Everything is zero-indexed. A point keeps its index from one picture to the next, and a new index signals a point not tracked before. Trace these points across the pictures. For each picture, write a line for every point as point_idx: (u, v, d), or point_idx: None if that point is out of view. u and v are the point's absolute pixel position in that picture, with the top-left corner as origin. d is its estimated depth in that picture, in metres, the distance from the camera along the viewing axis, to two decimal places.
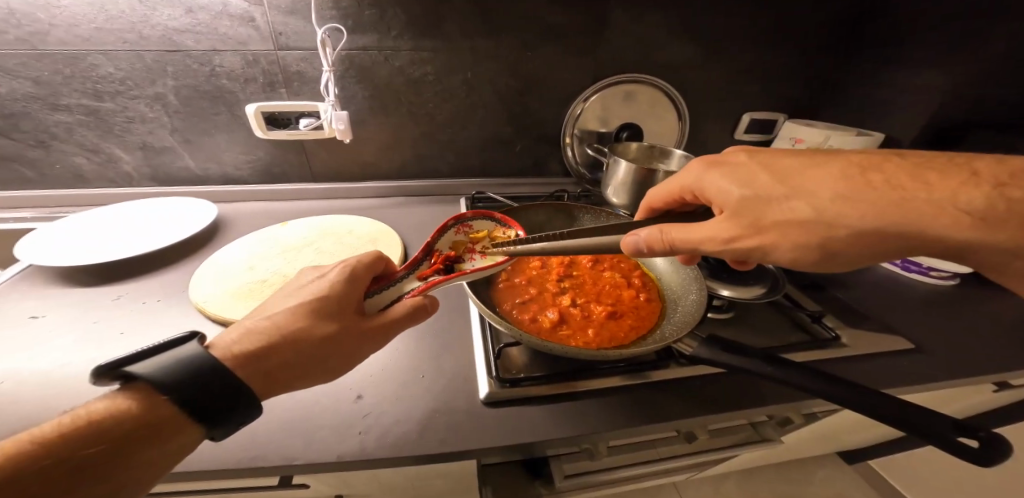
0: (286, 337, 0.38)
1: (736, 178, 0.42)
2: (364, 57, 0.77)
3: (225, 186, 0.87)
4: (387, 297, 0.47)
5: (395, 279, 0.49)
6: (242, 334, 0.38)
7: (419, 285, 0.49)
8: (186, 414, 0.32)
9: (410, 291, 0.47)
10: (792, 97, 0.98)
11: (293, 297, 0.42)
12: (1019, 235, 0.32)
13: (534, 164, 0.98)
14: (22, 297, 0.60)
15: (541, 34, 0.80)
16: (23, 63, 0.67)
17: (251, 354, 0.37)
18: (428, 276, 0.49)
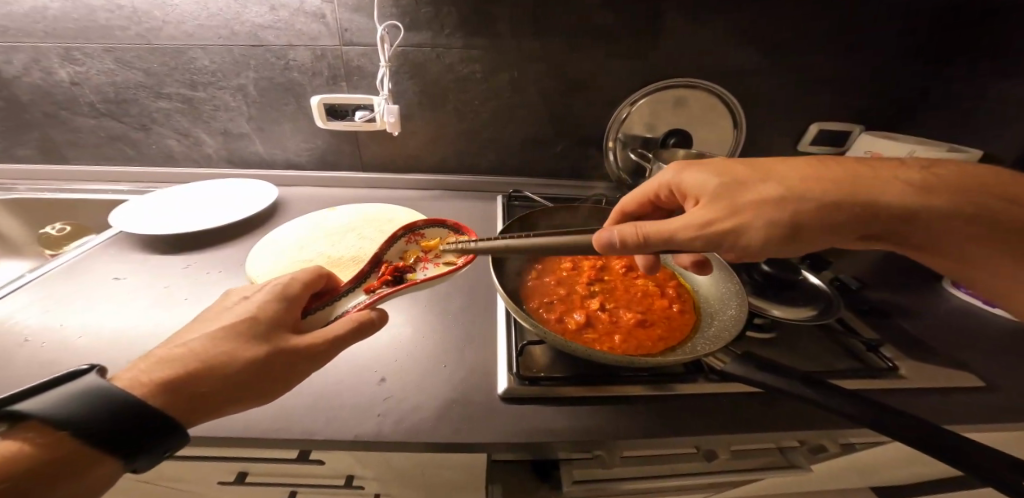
0: (209, 362, 0.36)
1: (713, 171, 0.45)
2: (418, 54, 0.81)
3: (287, 171, 0.95)
4: (328, 313, 0.47)
5: (336, 295, 0.50)
6: (154, 363, 0.36)
7: (364, 298, 0.50)
8: (98, 447, 0.29)
9: (353, 306, 0.48)
10: (864, 106, 0.90)
11: (214, 323, 0.41)
12: (944, 202, 0.39)
13: (574, 166, 0.98)
14: (115, 259, 0.69)
15: (593, 36, 0.80)
16: (139, 56, 0.77)
17: (169, 383, 0.35)
18: (376, 288, 0.51)
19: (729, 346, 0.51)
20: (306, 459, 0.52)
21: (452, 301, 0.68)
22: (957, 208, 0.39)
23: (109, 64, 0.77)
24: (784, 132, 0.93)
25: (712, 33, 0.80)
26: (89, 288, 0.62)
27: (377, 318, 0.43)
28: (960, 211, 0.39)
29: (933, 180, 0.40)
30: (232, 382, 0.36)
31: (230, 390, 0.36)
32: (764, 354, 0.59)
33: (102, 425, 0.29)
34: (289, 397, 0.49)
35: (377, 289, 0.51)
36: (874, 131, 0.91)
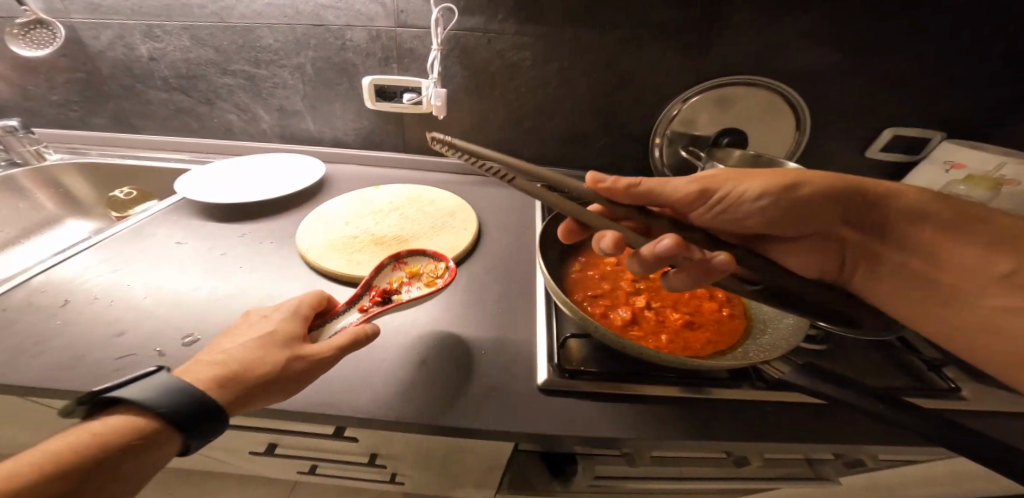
0: (243, 364, 0.38)
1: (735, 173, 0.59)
2: (470, 39, 0.81)
3: (334, 148, 0.98)
4: (326, 333, 0.49)
5: (333, 315, 0.51)
6: (197, 367, 0.38)
7: (357, 317, 0.52)
8: (172, 428, 0.33)
9: (350, 323, 0.51)
10: (954, 112, 0.80)
11: (235, 338, 0.43)
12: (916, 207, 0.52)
13: (615, 160, 0.96)
14: (177, 224, 0.72)
15: (651, 27, 0.77)
16: (212, 34, 0.81)
17: (214, 381, 0.37)
18: (367, 308, 0.53)
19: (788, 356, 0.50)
20: (339, 436, 0.54)
21: (488, 288, 0.68)
22: (919, 252, 0.52)
23: (184, 41, 0.81)
24: (848, 137, 0.87)
25: (783, 24, 0.74)
26: (154, 252, 0.65)
27: (369, 332, 0.44)
28: (919, 252, 0.52)
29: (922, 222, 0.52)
30: (273, 382, 0.39)
31: (271, 389, 0.38)
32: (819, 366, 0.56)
33: (174, 411, 0.33)
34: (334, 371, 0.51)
35: (370, 309, 0.53)
36: (958, 139, 0.81)
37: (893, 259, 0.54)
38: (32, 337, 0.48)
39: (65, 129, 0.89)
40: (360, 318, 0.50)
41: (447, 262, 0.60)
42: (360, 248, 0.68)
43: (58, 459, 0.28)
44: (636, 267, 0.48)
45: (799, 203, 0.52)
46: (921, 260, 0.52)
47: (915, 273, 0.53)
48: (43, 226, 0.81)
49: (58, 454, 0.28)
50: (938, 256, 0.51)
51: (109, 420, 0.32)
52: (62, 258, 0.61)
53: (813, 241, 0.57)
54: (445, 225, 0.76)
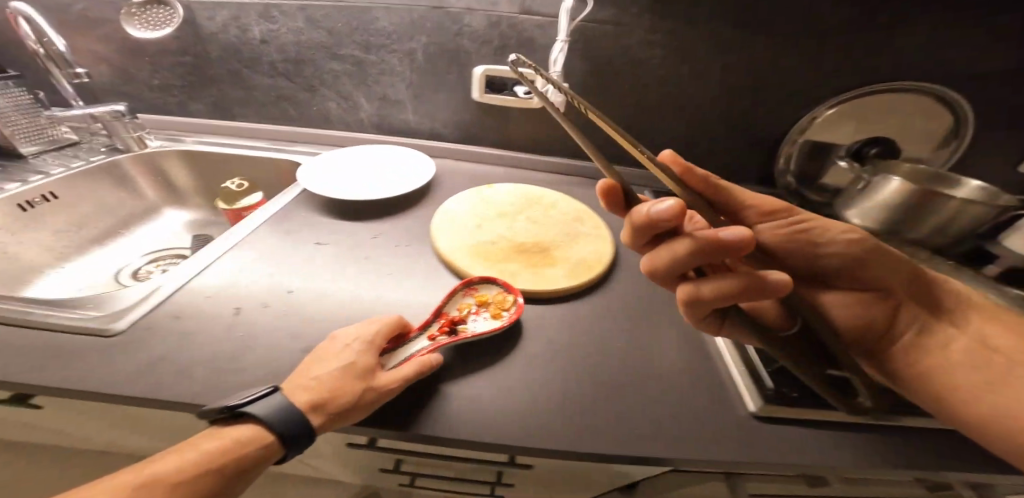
0: (330, 393, 0.38)
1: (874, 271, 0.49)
2: (598, 31, 0.74)
3: (430, 141, 0.93)
4: (395, 359, 0.46)
5: (406, 340, 0.49)
6: (296, 382, 0.40)
7: (426, 345, 0.48)
8: (274, 441, 0.37)
9: (417, 352, 0.47)
10: None
11: (321, 360, 0.42)
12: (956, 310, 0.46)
13: (732, 166, 0.88)
14: (307, 219, 0.66)
15: (809, 23, 0.69)
16: (327, 15, 0.76)
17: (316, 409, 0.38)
18: (437, 338, 0.49)
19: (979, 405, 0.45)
20: (511, 464, 0.48)
21: (639, 296, 0.62)
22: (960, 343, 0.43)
23: (299, 22, 0.77)
24: (998, 151, 0.80)
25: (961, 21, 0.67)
26: (297, 252, 0.58)
27: (433, 361, 0.43)
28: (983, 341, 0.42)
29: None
30: (351, 410, 0.38)
31: (339, 414, 0.38)
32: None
33: (280, 427, 0.36)
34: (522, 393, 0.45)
35: (438, 338, 0.49)
36: None
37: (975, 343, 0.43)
38: (200, 354, 0.42)
39: (160, 113, 0.84)
40: (429, 349, 0.47)
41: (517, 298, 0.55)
42: (505, 255, 0.64)
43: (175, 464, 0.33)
44: (680, 246, 0.33)
45: (874, 255, 0.45)
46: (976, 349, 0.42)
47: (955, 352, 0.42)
48: (142, 216, 0.76)
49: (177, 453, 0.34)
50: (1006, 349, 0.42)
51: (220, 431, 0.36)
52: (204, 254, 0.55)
53: (849, 293, 0.48)
54: (580, 234, 0.71)
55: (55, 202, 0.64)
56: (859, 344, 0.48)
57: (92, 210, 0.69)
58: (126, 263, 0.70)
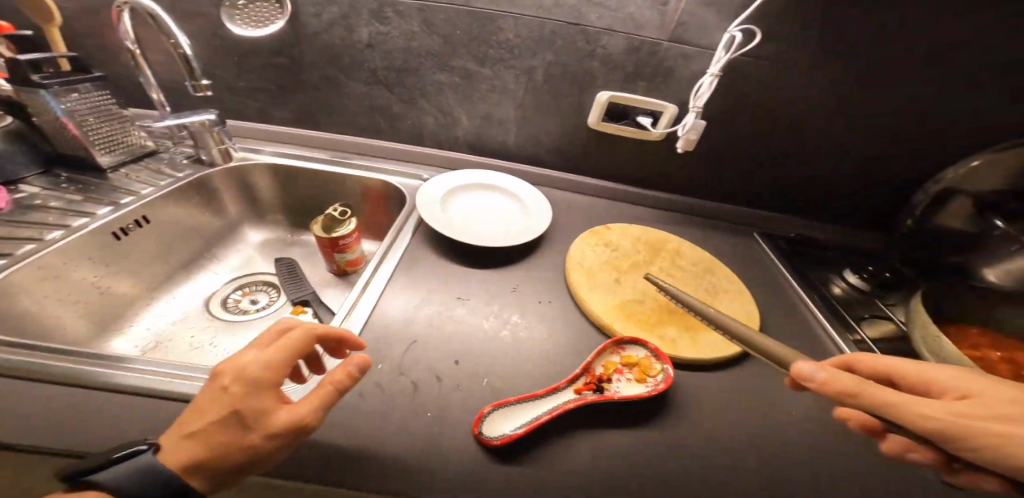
0: (228, 449, 0.30)
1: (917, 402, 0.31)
2: (753, 66, 0.67)
3: (529, 165, 0.85)
4: (537, 407, 0.43)
5: (552, 389, 0.45)
6: (217, 430, 0.30)
7: (572, 398, 0.45)
8: None
9: (563, 403, 0.44)
10: None
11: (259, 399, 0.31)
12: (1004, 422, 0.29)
13: (844, 212, 0.86)
14: (435, 263, 0.57)
15: (978, 73, 0.65)
16: (447, 20, 0.66)
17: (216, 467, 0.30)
18: (582, 392, 0.45)
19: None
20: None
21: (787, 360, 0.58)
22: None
23: (413, 25, 0.66)
24: None
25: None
26: (442, 308, 0.51)
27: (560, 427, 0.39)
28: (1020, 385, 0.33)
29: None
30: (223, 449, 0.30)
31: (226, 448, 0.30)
32: None
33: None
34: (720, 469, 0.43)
35: (586, 394, 0.45)
36: None
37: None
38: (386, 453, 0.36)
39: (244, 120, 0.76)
40: (576, 403, 0.43)
41: (666, 367, 0.50)
42: (662, 321, 0.57)
43: (212, 445, 0.29)
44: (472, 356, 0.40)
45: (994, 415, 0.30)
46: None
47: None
48: (223, 236, 0.70)
49: (228, 417, 0.30)
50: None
51: (302, 407, 0.32)
52: (353, 298, 0.49)
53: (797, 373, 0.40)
54: (718, 289, 0.66)
55: (147, 227, 0.57)
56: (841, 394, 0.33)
57: (175, 234, 0.62)
58: (213, 289, 0.65)
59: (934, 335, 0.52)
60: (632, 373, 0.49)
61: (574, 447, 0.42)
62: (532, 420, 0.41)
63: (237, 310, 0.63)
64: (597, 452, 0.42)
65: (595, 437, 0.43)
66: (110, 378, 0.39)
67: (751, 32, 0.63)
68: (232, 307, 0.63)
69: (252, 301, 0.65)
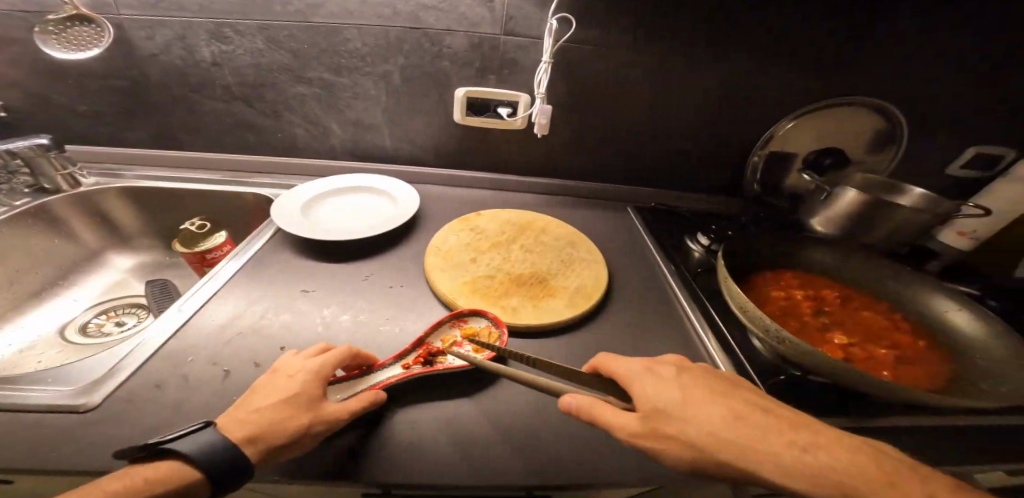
0: (270, 424, 0.36)
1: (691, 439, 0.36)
2: (580, 52, 0.75)
3: (410, 166, 0.89)
4: (355, 385, 0.45)
5: (378, 367, 0.48)
6: (257, 414, 0.37)
7: (398, 373, 0.48)
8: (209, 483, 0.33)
9: (386, 379, 0.47)
10: None
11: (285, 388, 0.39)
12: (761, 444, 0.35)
13: (706, 181, 0.94)
14: (289, 264, 0.60)
15: (774, 44, 0.74)
16: (291, 36, 0.69)
17: (285, 446, 0.36)
18: (411, 366, 0.48)
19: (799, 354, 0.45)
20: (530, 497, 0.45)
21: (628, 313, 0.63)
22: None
23: (257, 43, 0.69)
24: (936, 156, 0.88)
25: (911, 37, 0.73)
26: (282, 303, 0.53)
27: (380, 397, 0.41)
28: (742, 405, 0.38)
29: (880, 447, 0.35)
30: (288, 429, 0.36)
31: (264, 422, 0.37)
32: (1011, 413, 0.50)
33: (216, 464, 0.33)
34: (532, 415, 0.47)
35: (413, 368, 0.48)
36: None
37: (794, 463, 0.34)
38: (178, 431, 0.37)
39: (107, 147, 0.76)
40: (398, 377, 0.46)
41: (502, 334, 0.54)
42: (509, 292, 0.61)
43: (275, 420, 0.37)
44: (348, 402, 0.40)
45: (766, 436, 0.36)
46: (851, 460, 0.34)
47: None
48: (84, 262, 0.69)
49: (291, 398, 0.38)
50: (721, 440, 0.36)
51: (348, 403, 0.40)
52: (184, 300, 0.50)
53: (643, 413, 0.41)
54: (574, 260, 0.70)
55: None
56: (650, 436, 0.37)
57: (22, 261, 0.62)
58: (71, 317, 0.64)
59: (726, 281, 0.53)
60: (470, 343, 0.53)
61: (390, 415, 0.45)
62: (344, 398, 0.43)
63: (97, 333, 0.63)
64: (412, 416, 0.45)
65: (413, 404, 0.46)
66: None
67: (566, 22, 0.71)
68: (92, 331, 0.63)
69: (116, 323, 0.65)
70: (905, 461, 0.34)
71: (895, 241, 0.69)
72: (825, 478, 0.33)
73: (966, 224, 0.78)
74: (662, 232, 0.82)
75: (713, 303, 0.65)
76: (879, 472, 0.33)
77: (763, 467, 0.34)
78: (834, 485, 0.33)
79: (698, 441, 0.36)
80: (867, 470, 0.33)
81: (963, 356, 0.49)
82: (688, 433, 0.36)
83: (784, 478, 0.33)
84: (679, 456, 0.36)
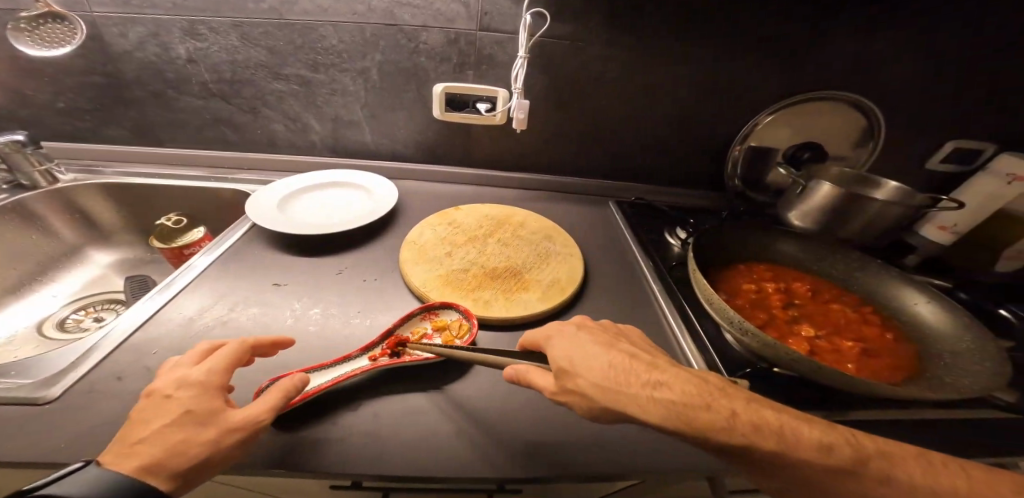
0: (164, 451, 0.33)
1: (616, 396, 0.36)
2: (556, 47, 0.75)
3: (391, 162, 0.89)
4: (319, 377, 0.46)
5: (344, 360, 0.48)
6: (141, 443, 0.33)
7: (364, 365, 0.48)
8: None
9: (352, 371, 0.47)
10: (1016, 128, 0.84)
11: (171, 406, 0.35)
12: (739, 414, 0.33)
13: (688, 176, 0.94)
14: (262, 258, 0.60)
15: (750, 39, 0.74)
16: (267, 33, 0.70)
17: (186, 471, 0.33)
18: (377, 358, 0.48)
19: (772, 350, 0.45)
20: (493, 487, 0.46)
21: (602, 306, 0.64)
22: (770, 415, 0.33)
23: (233, 40, 0.70)
24: (917, 149, 0.88)
25: (885, 31, 0.73)
26: (253, 297, 0.53)
27: (295, 386, 0.39)
28: (655, 365, 0.38)
29: (705, 376, 0.37)
30: (188, 450, 0.33)
31: (156, 449, 0.33)
32: (980, 405, 0.50)
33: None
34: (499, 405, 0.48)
35: (380, 359, 0.48)
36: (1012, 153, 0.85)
37: (649, 402, 0.34)
38: None
39: (87, 144, 0.77)
40: (363, 369, 0.46)
41: (471, 326, 0.54)
42: (482, 285, 0.61)
43: (170, 446, 0.33)
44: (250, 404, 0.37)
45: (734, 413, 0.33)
46: (686, 391, 0.35)
47: (719, 434, 0.32)
48: (62, 258, 0.70)
49: (181, 419, 0.34)
50: (613, 394, 0.36)
51: (258, 405, 0.37)
52: (154, 294, 0.51)
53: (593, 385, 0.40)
54: (551, 254, 0.70)
55: None
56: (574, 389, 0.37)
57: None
58: (49, 312, 0.65)
59: (695, 273, 0.53)
60: (440, 336, 0.53)
61: (353, 406, 0.45)
62: (307, 390, 0.43)
63: (76, 328, 0.63)
64: (374, 407, 0.45)
65: (377, 395, 0.46)
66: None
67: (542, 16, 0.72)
68: (71, 327, 0.64)
69: (95, 319, 0.66)
70: (723, 388, 0.36)
71: (870, 235, 0.69)
72: (671, 411, 0.34)
73: (945, 218, 0.77)
74: (642, 227, 0.82)
75: (685, 296, 0.65)
76: (846, 457, 0.32)
77: (638, 409, 0.35)
78: (677, 415, 0.33)
79: (593, 394, 0.36)
80: (695, 395, 0.34)
81: (929, 350, 0.49)
82: (582, 386, 0.37)
83: (643, 413, 0.34)
84: (580, 407, 0.37)
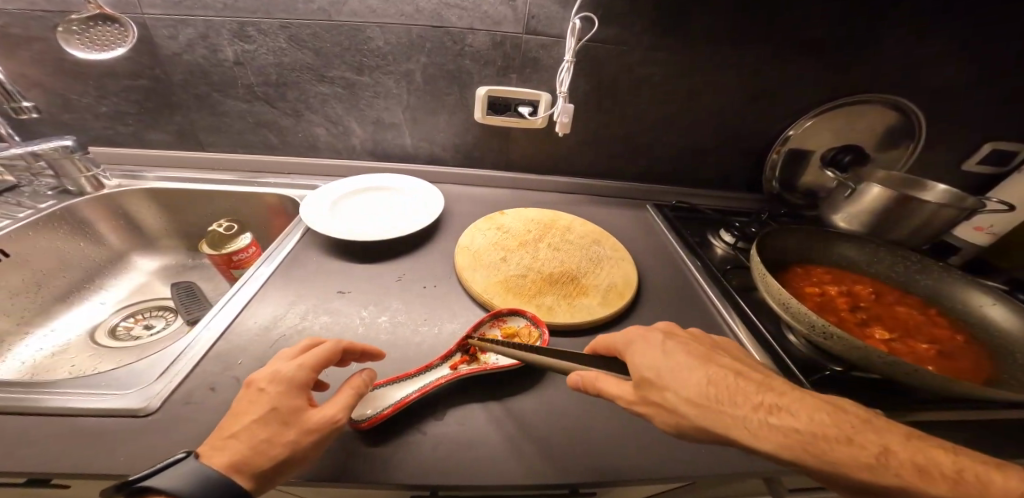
0: (252, 449, 0.33)
1: (707, 414, 0.35)
2: (602, 51, 0.74)
3: (430, 165, 0.88)
4: (403, 387, 0.45)
5: (426, 368, 0.48)
6: (232, 438, 0.33)
7: (446, 373, 0.48)
8: None
9: (438, 379, 0.47)
10: None
11: (259, 402, 0.35)
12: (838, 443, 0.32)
13: (724, 178, 0.95)
14: (320, 265, 0.60)
15: (796, 43, 0.74)
16: (314, 34, 0.68)
17: (266, 472, 0.32)
18: (458, 367, 0.48)
19: (859, 355, 0.45)
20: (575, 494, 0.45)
21: (660, 309, 0.64)
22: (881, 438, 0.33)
23: (280, 42, 0.68)
24: (953, 151, 0.89)
25: (932, 34, 0.73)
26: (320, 305, 0.53)
27: (367, 384, 0.38)
28: (747, 384, 0.36)
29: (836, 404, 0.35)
30: (274, 449, 0.33)
31: (244, 445, 0.33)
32: None
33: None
34: (581, 409, 0.48)
35: (460, 367, 0.48)
36: None
37: (763, 425, 0.34)
38: None
39: (129, 149, 0.76)
40: (449, 377, 0.46)
41: (542, 333, 0.54)
42: (542, 291, 0.61)
43: (258, 443, 0.33)
44: (331, 404, 0.36)
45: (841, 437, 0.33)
46: (811, 416, 0.34)
47: (858, 469, 0.32)
48: (107, 265, 0.69)
49: (268, 416, 0.34)
50: (713, 408, 0.35)
51: (335, 405, 0.36)
52: (220, 307, 0.50)
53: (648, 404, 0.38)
54: (603, 258, 0.70)
55: (7, 260, 0.57)
56: (659, 404, 0.37)
57: (49, 263, 0.62)
58: (100, 319, 0.64)
59: (763, 276, 0.53)
60: (512, 343, 0.53)
61: (435, 414, 0.45)
62: (398, 400, 0.43)
63: (127, 336, 0.62)
64: (458, 415, 0.45)
65: (457, 403, 0.46)
66: (48, 402, 0.38)
67: (590, 20, 0.71)
68: (122, 334, 0.63)
69: (145, 326, 0.65)
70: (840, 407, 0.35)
71: (919, 237, 0.70)
72: (790, 438, 0.33)
73: (984, 220, 0.79)
74: (685, 230, 0.82)
75: (740, 298, 0.65)
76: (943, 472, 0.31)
77: (783, 419, 0.33)
78: (794, 442, 0.32)
79: (685, 411, 0.36)
80: (827, 424, 0.33)
81: (1000, 353, 0.50)
82: (671, 400, 0.37)
83: (756, 439, 0.33)
84: (666, 421, 0.37)
